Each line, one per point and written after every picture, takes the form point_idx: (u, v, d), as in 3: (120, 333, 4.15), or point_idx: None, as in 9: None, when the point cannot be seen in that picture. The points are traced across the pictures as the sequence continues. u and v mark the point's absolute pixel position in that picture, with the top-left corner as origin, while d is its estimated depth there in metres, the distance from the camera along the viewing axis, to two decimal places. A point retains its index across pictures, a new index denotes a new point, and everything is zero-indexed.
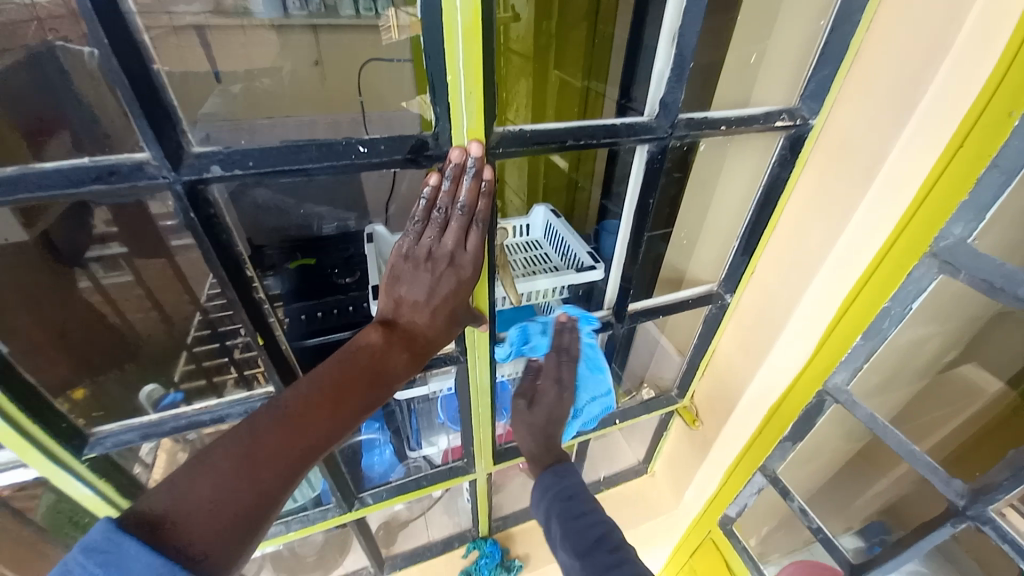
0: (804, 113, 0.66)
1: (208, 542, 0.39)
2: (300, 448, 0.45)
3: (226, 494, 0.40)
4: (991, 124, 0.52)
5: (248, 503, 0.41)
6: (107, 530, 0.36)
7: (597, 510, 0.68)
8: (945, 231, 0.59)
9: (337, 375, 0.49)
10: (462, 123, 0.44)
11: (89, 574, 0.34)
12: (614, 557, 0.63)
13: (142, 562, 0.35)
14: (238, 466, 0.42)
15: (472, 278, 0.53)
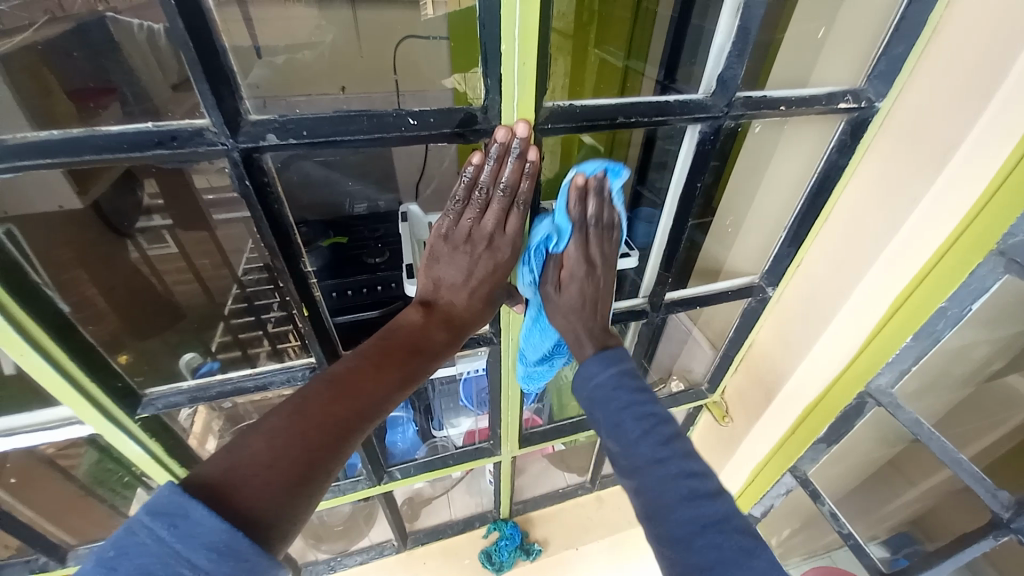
0: (870, 95, 0.61)
1: (265, 502, 0.38)
2: (348, 412, 0.46)
3: (283, 457, 0.40)
4: None
5: (304, 467, 0.41)
6: (170, 493, 0.34)
7: None
8: (1015, 228, 0.55)
9: (379, 349, 0.52)
10: (513, 96, 0.44)
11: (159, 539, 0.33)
12: None
13: (211, 528, 0.34)
14: (293, 431, 0.42)
15: (508, 260, 0.55)
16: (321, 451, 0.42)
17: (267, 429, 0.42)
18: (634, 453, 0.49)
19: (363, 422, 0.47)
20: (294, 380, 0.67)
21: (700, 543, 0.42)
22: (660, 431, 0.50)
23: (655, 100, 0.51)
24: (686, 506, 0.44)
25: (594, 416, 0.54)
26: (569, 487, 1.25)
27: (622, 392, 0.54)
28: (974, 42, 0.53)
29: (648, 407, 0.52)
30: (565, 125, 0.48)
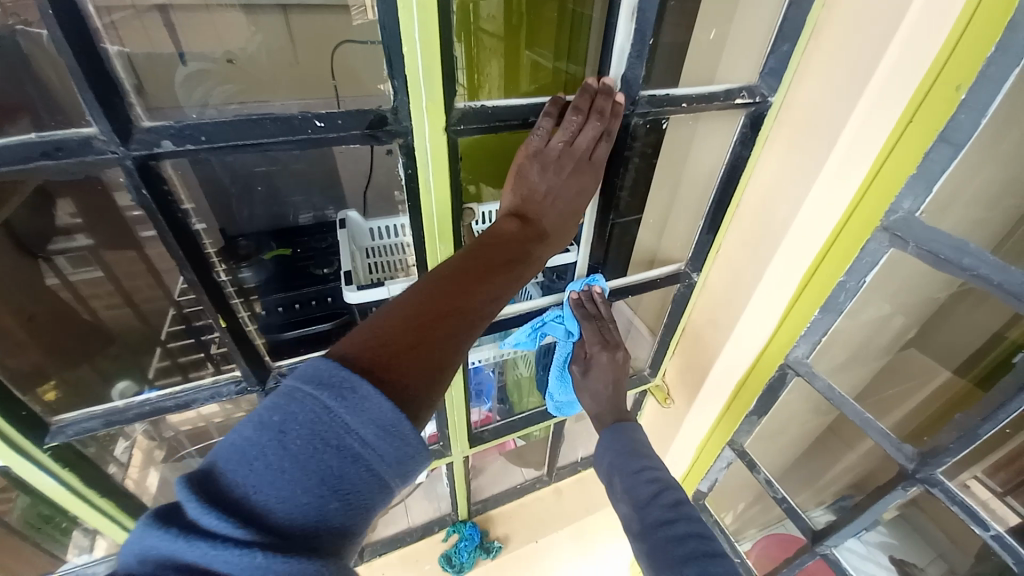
0: (763, 91, 0.66)
1: (413, 380, 0.38)
2: (464, 308, 0.45)
3: (412, 345, 0.40)
4: (939, 100, 0.54)
5: (434, 354, 0.41)
6: (323, 368, 0.35)
7: (651, 467, 0.68)
8: (895, 205, 0.62)
9: (479, 253, 0.50)
10: (421, 97, 0.44)
11: (315, 405, 0.34)
12: (672, 510, 0.61)
13: (376, 404, 0.34)
14: (408, 321, 0.41)
15: (590, 190, 0.57)
16: (446, 340, 0.42)
17: (394, 318, 0.41)
18: (644, 513, 0.63)
19: (480, 315, 0.46)
20: (219, 397, 0.64)
21: None
22: (667, 496, 0.63)
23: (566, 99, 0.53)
24: (690, 544, 0.57)
25: (616, 480, 0.69)
26: (528, 482, 1.27)
27: (637, 463, 0.69)
28: (850, 41, 0.58)
29: (655, 476, 0.67)
30: (478, 126, 0.49)
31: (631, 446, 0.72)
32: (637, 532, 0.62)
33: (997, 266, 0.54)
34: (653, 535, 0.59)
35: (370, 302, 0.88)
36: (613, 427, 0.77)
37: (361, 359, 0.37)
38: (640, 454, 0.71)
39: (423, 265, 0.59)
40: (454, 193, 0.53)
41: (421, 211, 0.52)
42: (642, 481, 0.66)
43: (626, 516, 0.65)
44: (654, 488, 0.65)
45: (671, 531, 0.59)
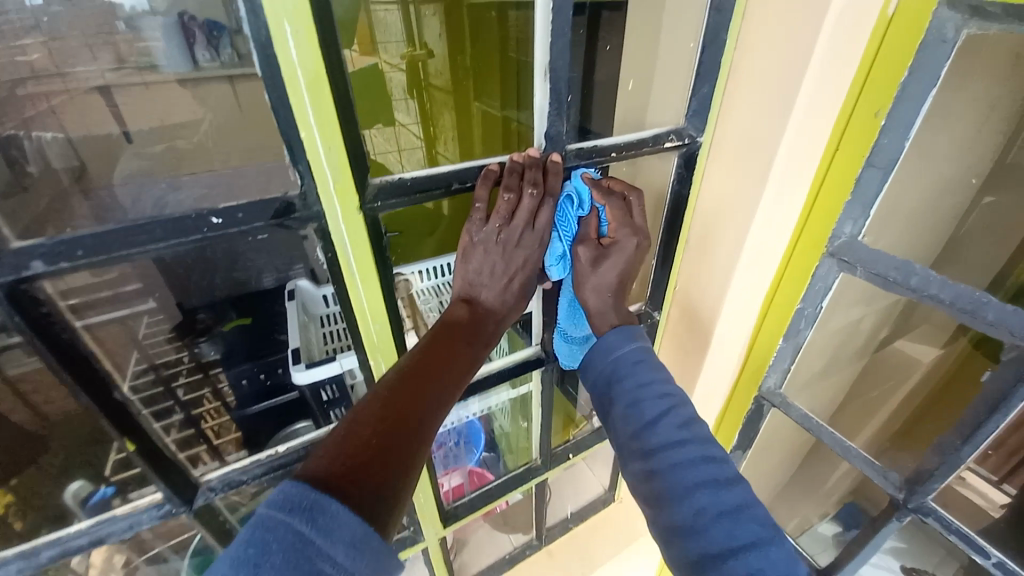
0: (691, 131, 0.65)
1: (388, 476, 0.38)
2: (426, 405, 0.45)
3: (383, 444, 0.40)
4: (859, 126, 0.55)
5: (404, 448, 0.40)
6: (292, 493, 0.33)
7: (655, 375, 0.57)
8: (837, 230, 0.61)
9: (436, 341, 0.51)
10: (327, 179, 0.41)
11: (283, 534, 0.32)
12: (683, 432, 0.53)
13: (350, 522, 0.33)
14: (377, 420, 0.41)
15: (538, 257, 0.55)
16: (416, 432, 0.42)
17: (357, 425, 0.41)
18: (648, 432, 0.54)
19: (440, 412, 0.46)
20: (139, 525, 0.56)
21: (714, 523, 0.49)
22: (676, 415, 0.54)
23: (493, 160, 0.52)
24: (705, 491, 0.50)
25: (613, 396, 0.58)
26: (516, 550, 1.19)
27: (642, 372, 0.57)
28: (763, 77, 0.58)
29: (665, 391, 0.56)
30: (398, 199, 0.46)
31: (621, 356, 0.58)
32: (642, 452, 0.54)
33: (945, 284, 0.53)
34: (661, 480, 0.52)
35: (320, 380, 0.82)
36: (609, 335, 0.60)
37: (329, 474, 0.36)
38: (649, 365, 0.58)
39: (362, 346, 0.55)
40: (383, 270, 0.49)
41: (348, 295, 0.49)
42: (650, 397, 0.55)
43: (625, 428, 0.56)
44: (663, 406, 0.54)
45: (682, 455, 0.52)
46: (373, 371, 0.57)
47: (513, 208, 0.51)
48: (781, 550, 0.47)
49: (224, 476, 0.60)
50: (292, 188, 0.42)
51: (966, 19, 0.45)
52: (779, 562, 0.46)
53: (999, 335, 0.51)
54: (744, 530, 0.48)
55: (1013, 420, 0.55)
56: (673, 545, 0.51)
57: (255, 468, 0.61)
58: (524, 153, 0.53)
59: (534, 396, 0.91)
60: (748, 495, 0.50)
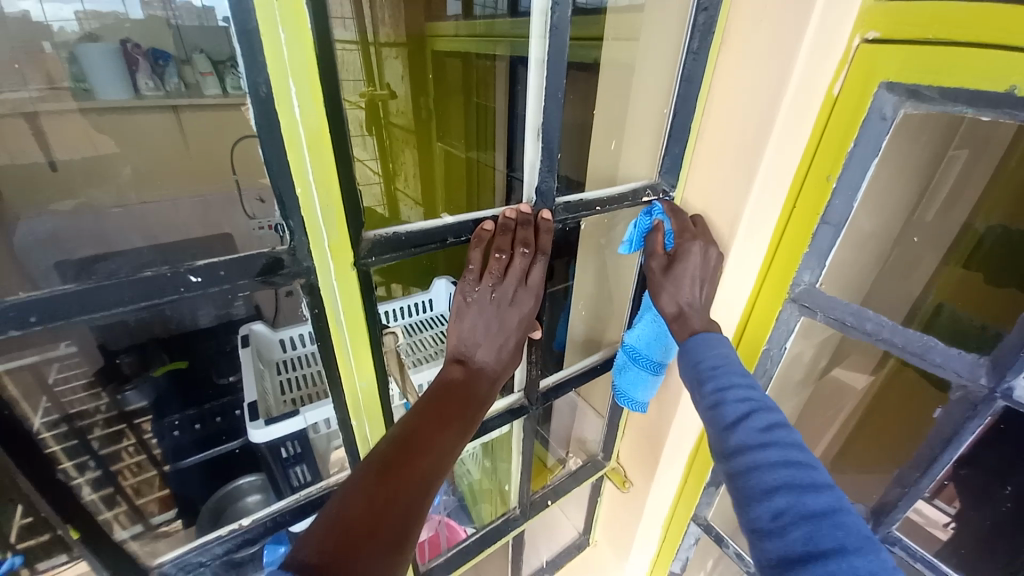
0: (665, 186, 0.70)
1: (374, 563, 0.35)
2: (422, 473, 0.42)
3: (373, 522, 0.37)
4: (815, 186, 0.61)
5: (394, 528, 0.38)
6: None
7: (752, 386, 0.55)
8: (797, 278, 0.66)
9: (432, 405, 0.49)
10: (321, 235, 0.40)
11: None
12: (765, 435, 0.49)
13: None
14: (371, 495, 0.39)
15: (530, 310, 0.55)
16: (409, 507, 0.40)
17: (350, 499, 0.38)
18: (730, 432, 0.52)
19: (436, 480, 0.44)
20: None
21: (794, 525, 0.43)
22: (759, 418, 0.51)
23: (486, 214, 0.53)
24: (787, 492, 0.44)
25: (697, 396, 0.58)
26: None
27: (723, 376, 0.57)
28: (728, 142, 0.63)
29: (748, 395, 0.54)
30: (392, 254, 0.45)
31: (706, 360, 0.60)
32: (724, 452, 0.52)
33: (896, 329, 0.59)
34: (744, 481, 0.48)
35: (281, 438, 0.75)
36: (693, 338, 0.63)
37: (321, 555, 0.33)
38: (729, 370, 0.57)
39: (345, 407, 0.51)
40: (371, 328, 0.47)
41: (336, 353, 0.47)
42: (731, 400, 0.54)
43: (713, 427, 0.55)
44: (746, 408, 0.52)
45: (764, 457, 0.48)
46: (355, 432, 0.54)
47: (512, 267, 0.52)
48: (871, 557, 0.38)
49: (179, 558, 0.51)
50: (280, 245, 0.40)
51: (904, 98, 0.51)
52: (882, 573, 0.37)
53: (948, 376, 0.56)
54: (829, 535, 0.41)
55: (962, 452, 0.60)
56: (754, 543, 0.45)
57: (215, 548, 0.53)
58: (516, 208, 0.54)
59: (513, 438, 0.88)
60: (841, 502, 0.43)
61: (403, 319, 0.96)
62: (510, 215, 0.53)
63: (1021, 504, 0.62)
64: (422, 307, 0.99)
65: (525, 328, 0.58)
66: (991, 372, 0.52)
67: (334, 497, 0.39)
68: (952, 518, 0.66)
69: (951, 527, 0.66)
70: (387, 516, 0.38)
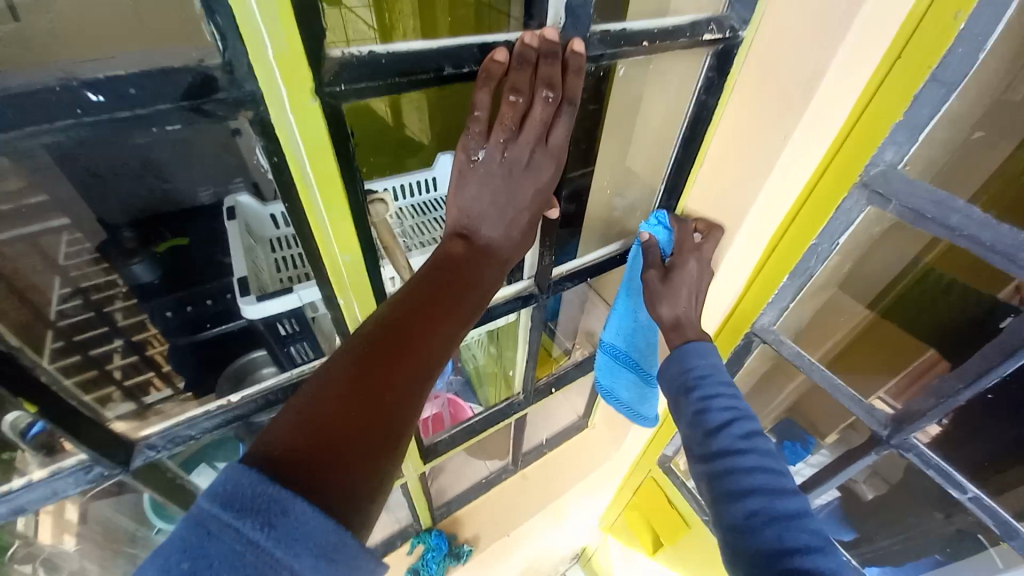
0: (733, 22, 0.54)
1: (355, 464, 0.32)
2: (412, 365, 0.37)
3: (351, 421, 0.33)
4: (936, 27, 0.46)
5: (378, 429, 0.33)
6: (242, 484, 0.27)
7: (734, 396, 0.61)
8: (877, 157, 0.55)
9: (426, 285, 0.42)
10: (263, 43, 0.28)
11: (230, 527, 0.26)
12: (747, 442, 0.56)
13: (317, 527, 0.28)
14: (348, 389, 0.33)
15: (551, 179, 0.46)
16: (396, 403, 0.35)
17: (327, 388, 0.34)
18: (713, 436, 0.58)
19: (431, 371, 0.38)
20: (63, 491, 0.47)
21: (767, 526, 0.49)
22: (741, 425, 0.57)
23: (498, 40, 0.40)
24: (762, 496, 0.51)
25: (681, 402, 0.64)
26: (493, 474, 1.19)
27: (708, 385, 0.62)
28: None
29: (731, 404, 0.60)
30: (368, 84, 0.34)
31: (695, 367, 0.64)
32: (703, 455, 0.58)
33: (986, 224, 0.48)
34: (721, 482, 0.55)
35: (275, 315, 0.70)
36: (684, 347, 0.66)
37: (291, 459, 0.30)
38: (715, 379, 0.63)
39: (327, 285, 0.45)
40: (350, 186, 0.38)
41: (307, 220, 0.38)
42: (716, 407, 0.60)
43: (691, 431, 0.61)
44: (729, 415, 0.58)
45: (742, 462, 0.54)
46: (342, 312, 0.48)
47: (546, 100, 0.40)
48: (833, 560, 0.45)
49: (166, 432, 0.51)
50: (211, 56, 0.29)
51: None
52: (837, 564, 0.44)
53: None
54: (798, 534, 0.47)
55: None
56: (729, 539, 0.51)
57: (204, 422, 0.52)
58: (539, 33, 0.41)
59: (519, 328, 0.83)
60: (806, 509, 0.50)
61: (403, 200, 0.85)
62: (529, 44, 0.40)
63: None
64: (426, 188, 0.87)
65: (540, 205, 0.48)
66: None
67: (308, 386, 0.34)
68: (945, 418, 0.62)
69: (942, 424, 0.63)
70: (367, 409, 0.33)
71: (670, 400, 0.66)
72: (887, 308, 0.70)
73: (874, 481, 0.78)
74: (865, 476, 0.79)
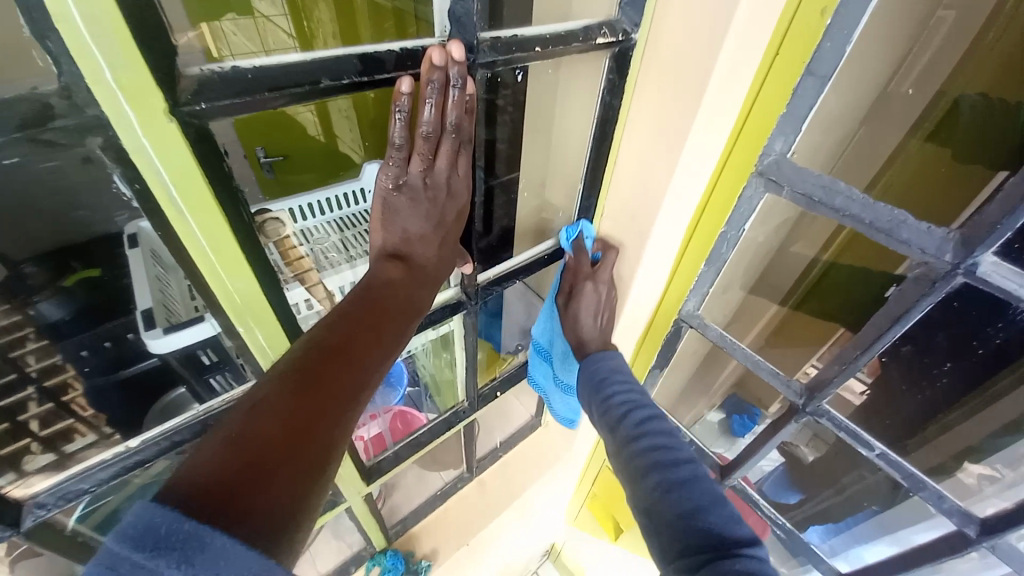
0: (625, 25, 0.57)
1: (284, 486, 0.30)
2: (350, 384, 0.36)
3: (280, 443, 0.31)
4: (804, 27, 0.50)
5: (311, 448, 0.32)
6: (151, 519, 0.25)
7: (630, 389, 0.69)
8: (768, 148, 0.59)
9: (364, 307, 0.42)
10: (100, 66, 0.27)
11: (145, 569, 0.24)
12: (640, 426, 0.63)
13: (238, 560, 0.26)
14: (280, 410, 0.32)
15: (464, 198, 0.53)
16: (333, 423, 0.34)
17: (257, 409, 0.32)
18: (618, 426, 0.64)
19: (369, 390, 0.38)
20: None
21: (664, 497, 0.54)
22: (639, 413, 0.65)
23: (384, 49, 0.39)
24: (656, 471, 0.56)
25: (593, 402, 0.71)
26: (448, 485, 1.17)
27: (610, 384, 0.71)
28: None
29: (628, 397, 0.68)
30: (236, 100, 0.33)
31: (601, 369, 0.73)
32: (615, 446, 0.64)
33: (866, 205, 0.53)
34: (628, 467, 0.60)
35: (187, 347, 0.65)
36: (592, 355, 0.76)
37: (214, 482, 0.28)
38: (613, 376, 0.72)
39: (223, 312, 0.43)
40: (230, 208, 0.37)
41: (184, 245, 0.36)
42: (616, 400, 0.67)
43: (605, 427, 0.67)
44: (627, 406, 0.66)
45: (640, 444, 0.61)
46: (245, 340, 0.45)
47: (458, 123, 0.46)
48: (724, 512, 0.50)
49: (55, 487, 0.47)
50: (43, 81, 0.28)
51: None
52: (730, 521, 0.49)
53: (910, 254, 0.52)
54: (691, 499, 0.52)
55: (908, 329, 0.59)
56: (641, 519, 0.56)
57: (99, 473, 0.48)
58: (444, 49, 0.42)
59: (455, 334, 0.82)
60: (700, 473, 0.55)
61: (328, 215, 0.81)
62: (434, 65, 0.41)
63: (956, 380, 0.62)
64: (354, 199, 0.83)
65: (458, 216, 0.54)
66: (958, 248, 0.48)
67: (237, 407, 0.33)
68: (868, 386, 0.67)
69: (863, 393, 0.68)
70: (305, 435, 0.32)
71: (585, 408, 0.73)
72: (814, 283, 0.76)
73: (815, 443, 0.82)
74: (807, 440, 0.83)
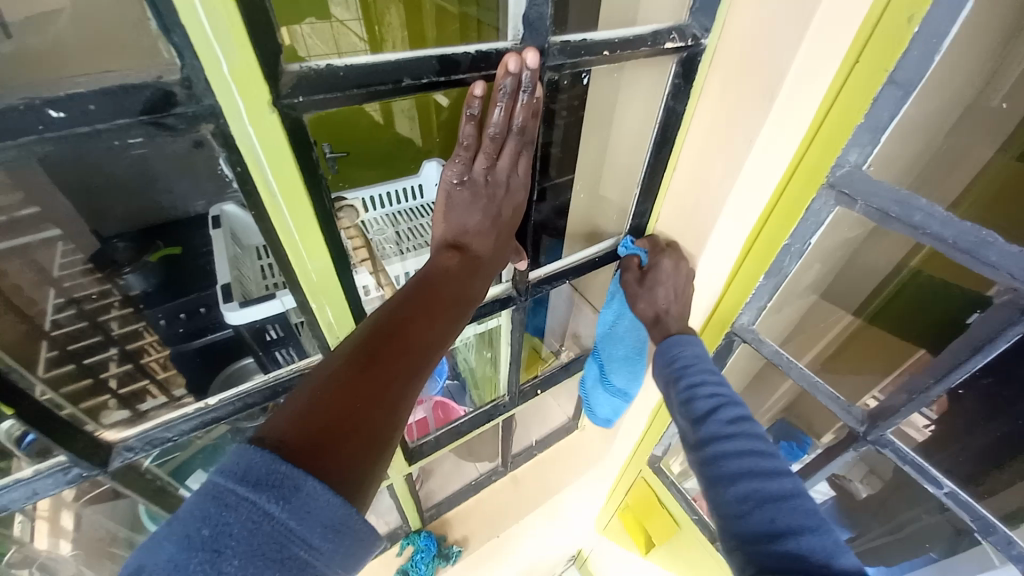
0: (695, 30, 0.56)
1: (350, 451, 0.33)
2: (407, 364, 0.38)
3: (346, 413, 0.33)
4: (889, 33, 0.47)
5: (373, 421, 0.34)
6: (246, 459, 0.29)
7: (721, 386, 0.65)
8: (842, 158, 0.56)
9: (421, 293, 0.44)
10: (218, 62, 0.31)
11: (259, 505, 0.28)
12: (733, 427, 0.59)
13: (326, 503, 0.30)
14: (346, 382, 0.35)
15: (521, 196, 0.54)
16: (391, 399, 0.36)
17: (325, 382, 0.35)
18: (703, 421, 0.61)
19: (424, 371, 0.40)
20: (41, 492, 0.48)
21: (757, 508, 0.52)
22: (726, 411, 0.61)
23: (459, 50, 0.41)
24: (754, 480, 0.54)
25: (672, 390, 0.68)
26: (482, 476, 1.19)
27: (694, 375, 0.67)
28: None
29: (717, 391, 0.64)
30: (326, 95, 0.36)
31: (685, 358, 0.69)
32: (695, 443, 0.61)
33: (947, 221, 0.49)
34: (711, 468, 0.58)
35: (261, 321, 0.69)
36: (670, 338, 0.73)
37: (291, 442, 0.31)
38: (699, 368, 0.68)
39: (300, 289, 0.46)
40: (315, 194, 0.40)
41: (273, 225, 0.40)
42: (702, 395, 0.64)
43: (685, 420, 0.64)
44: (714, 403, 0.62)
45: (728, 446, 0.58)
46: (316, 316, 0.49)
47: (524, 125, 0.47)
48: (825, 536, 0.48)
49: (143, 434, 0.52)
50: (169, 73, 0.31)
51: None
52: (834, 549, 0.47)
53: (998, 278, 0.48)
54: (787, 518, 0.50)
55: (990, 360, 0.54)
56: (725, 525, 0.54)
57: (181, 425, 0.53)
58: (520, 56, 0.43)
59: (503, 330, 0.84)
60: (798, 489, 0.53)
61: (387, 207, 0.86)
62: (508, 71, 0.43)
63: None
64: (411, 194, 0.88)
65: (514, 212, 0.55)
66: None
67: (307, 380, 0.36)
68: (933, 421, 0.63)
69: (928, 429, 0.64)
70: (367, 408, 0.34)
71: (663, 392, 0.70)
72: (880, 307, 0.71)
73: (869, 479, 0.77)
74: (862, 474, 0.79)
